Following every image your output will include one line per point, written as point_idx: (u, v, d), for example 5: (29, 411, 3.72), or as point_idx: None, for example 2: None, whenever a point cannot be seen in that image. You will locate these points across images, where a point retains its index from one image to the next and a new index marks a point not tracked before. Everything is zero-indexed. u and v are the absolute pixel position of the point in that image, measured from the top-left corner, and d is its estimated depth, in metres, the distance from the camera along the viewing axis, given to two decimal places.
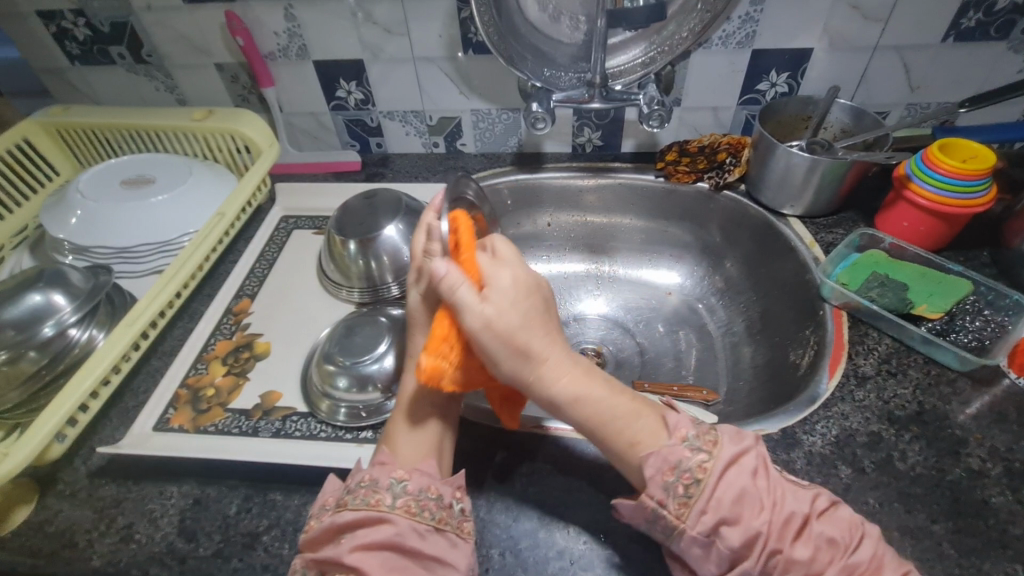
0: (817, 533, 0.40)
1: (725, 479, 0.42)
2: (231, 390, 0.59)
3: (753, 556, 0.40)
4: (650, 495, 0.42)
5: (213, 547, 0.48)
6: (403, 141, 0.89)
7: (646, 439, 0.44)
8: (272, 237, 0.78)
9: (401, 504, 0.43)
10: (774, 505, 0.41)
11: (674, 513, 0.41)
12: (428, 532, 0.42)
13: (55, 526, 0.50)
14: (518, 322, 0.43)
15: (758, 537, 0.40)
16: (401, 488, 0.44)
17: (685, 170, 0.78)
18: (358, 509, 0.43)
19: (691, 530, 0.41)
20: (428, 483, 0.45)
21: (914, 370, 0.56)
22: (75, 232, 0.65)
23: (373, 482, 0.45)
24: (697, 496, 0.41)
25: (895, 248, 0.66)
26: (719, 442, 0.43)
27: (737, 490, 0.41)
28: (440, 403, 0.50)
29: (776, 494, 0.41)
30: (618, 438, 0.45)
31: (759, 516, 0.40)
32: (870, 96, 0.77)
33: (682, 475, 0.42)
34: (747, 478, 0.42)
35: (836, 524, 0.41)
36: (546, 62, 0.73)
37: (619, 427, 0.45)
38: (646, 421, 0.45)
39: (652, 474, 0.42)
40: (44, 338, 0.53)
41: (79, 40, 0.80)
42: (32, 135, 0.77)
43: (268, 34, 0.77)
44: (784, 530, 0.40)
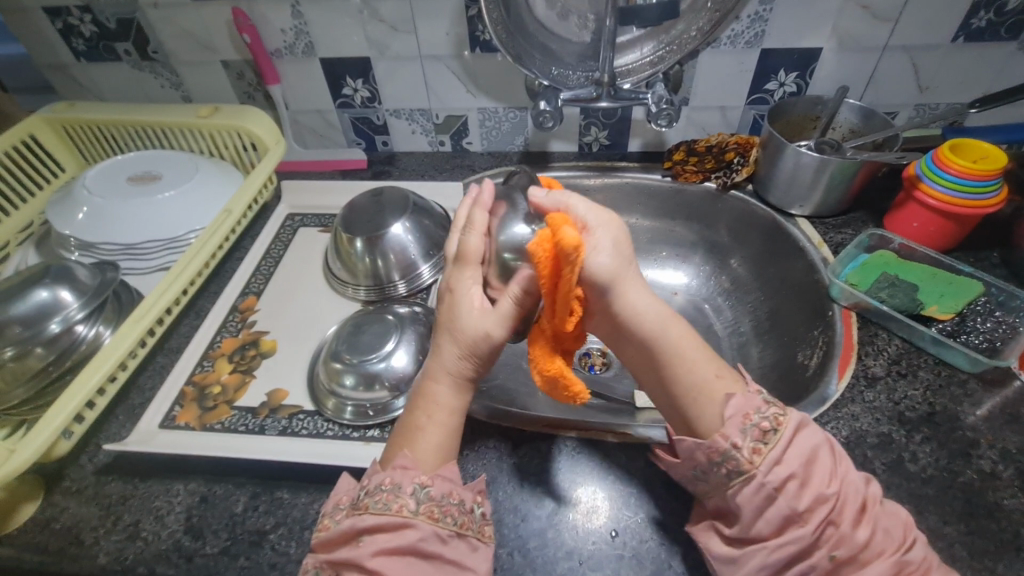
0: (877, 517, 0.40)
1: (802, 438, 0.41)
2: (238, 387, 0.59)
3: (810, 524, 0.39)
4: (726, 438, 0.41)
5: (220, 545, 0.47)
6: (409, 140, 0.89)
7: (727, 377, 0.44)
8: (278, 234, 0.78)
9: (424, 510, 0.42)
10: (842, 477, 0.40)
11: (745, 458, 0.41)
12: (450, 537, 0.42)
13: (61, 523, 0.50)
14: (611, 262, 0.40)
15: (825, 502, 0.39)
16: (424, 494, 0.42)
17: (693, 170, 0.78)
18: (380, 514, 0.41)
19: (760, 478, 0.40)
20: (450, 489, 0.44)
21: (924, 371, 0.56)
22: (82, 229, 0.65)
23: (395, 487, 0.42)
24: (773, 444, 0.41)
25: (904, 248, 0.65)
26: (790, 406, 0.43)
27: (810, 451, 0.41)
28: (458, 397, 0.47)
29: (841, 468, 0.41)
30: (699, 378, 0.43)
31: (830, 485, 0.40)
32: (879, 97, 0.76)
33: (761, 424, 0.41)
34: (821, 445, 0.41)
35: (892, 519, 0.40)
36: (554, 60, 0.73)
37: (701, 371, 0.43)
38: (720, 366, 0.45)
39: (732, 414, 0.42)
40: (51, 334, 0.53)
41: (85, 36, 0.79)
42: (37, 131, 0.77)
43: (275, 31, 0.77)
44: (846, 505, 0.39)
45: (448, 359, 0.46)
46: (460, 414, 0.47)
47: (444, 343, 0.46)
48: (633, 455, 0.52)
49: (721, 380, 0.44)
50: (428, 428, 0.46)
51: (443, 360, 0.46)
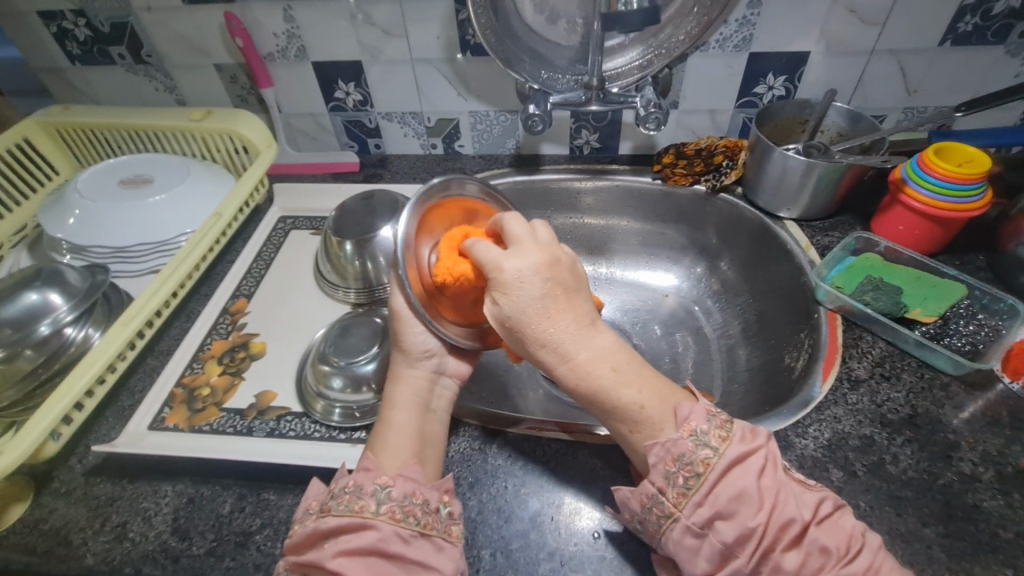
0: (813, 540, 0.40)
1: (725, 477, 0.41)
2: (226, 389, 0.60)
3: (745, 554, 0.39)
4: (652, 482, 0.42)
5: (206, 546, 0.48)
6: (402, 143, 0.89)
7: (647, 431, 0.44)
8: (270, 236, 0.78)
9: (385, 510, 0.43)
10: (773, 507, 0.40)
11: (671, 500, 0.42)
12: (412, 537, 0.42)
13: (50, 524, 0.50)
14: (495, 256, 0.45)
15: (751, 536, 0.39)
16: (385, 495, 0.44)
17: (682, 173, 0.78)
18: (342, 515, 0.42)
19: (685, 521, 0.41)
20: (413, 489, 0.45)
21: (907, 374, 0.56)
22: (74, 232, 0.65)
23: (357, 489, 0.44)
24: (697, 488, 0.41)
25: (890, 251, 0.66)
26: (728, 439, 0.42)
27: (738, 487, 0.40)
28: (417, 419, 0.50)
29: (777, 496, 0.40)
30: (614, 425, 0.45)
31: (756, 516, 0.40)
32: (868, 100, 0.77)
33: (683, 467, 0.42)
34: (750, 477, 0.41)
35: (835, 533, 0.40)
36: (543, 64, 0.73)
37: (619, 418, 0.44)
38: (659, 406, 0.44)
39: (655, 461, 0.42)
40: (41, 337, 0.54)
41: (78, 40, 0.80)
42: (31, 134, 0.77)
43: (267, 35, 0.77)
44: (780, 533, 0.40)
45: (407, 390, 0.51)
46: (424, 432, 0.49)
47: (398, 366, 0.52)
48: (617, 457, 0.52)
49: (636, 432, 0.44)
50: (393, 437, 0.48)
51: (401, 391, 0.51)
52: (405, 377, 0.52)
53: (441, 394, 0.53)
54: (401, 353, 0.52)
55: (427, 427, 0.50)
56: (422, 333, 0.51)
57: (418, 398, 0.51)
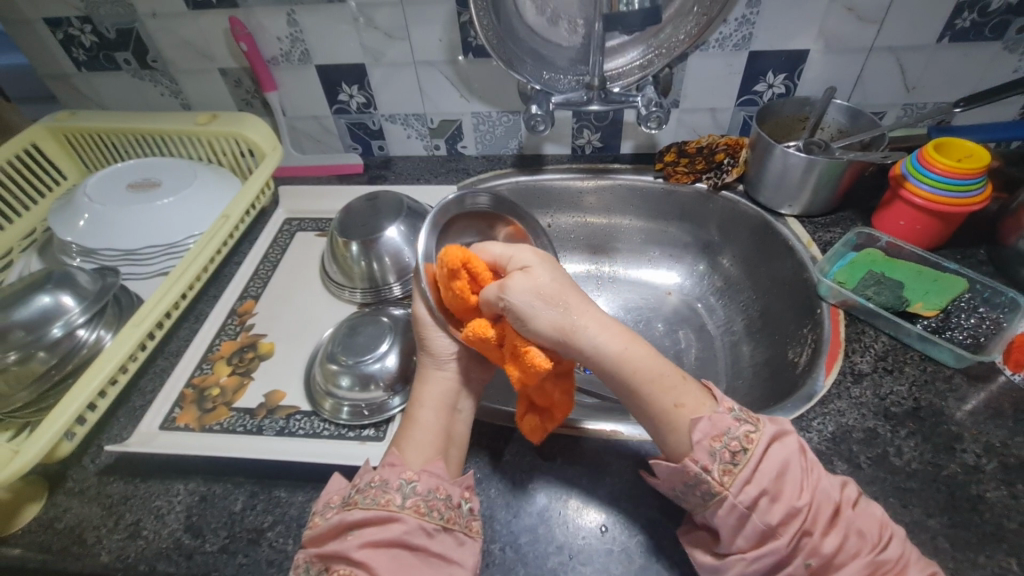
0: (850, 521, 0.41)
1: (769, 453, 0.42)
2: (236, 389, 0.60)
3: (786, 535, 0.40)
4: (695, 460, 0.43)
5: (219, 543, 0.49)
6: (405, 144, 0.90)
7: (688, 405, 0.45)
8: (276, 238, 0.79)
9: (411, 504, 0.44)
10: (813, 487, 0.41)
11: (717, 479, 0.42)
12: (436, 531, 0.43)
13: (65, 522, 0.51)
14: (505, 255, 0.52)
15: (797, 514, 0.40)
16: (410, 489, 0.45)
17: (684, 171, 0.79)
18: (367, 508, 0.43)
19: (733, 498, 0.41)
20: (437, 484, 0.45)
21: (910, 367, 0.57)
22: (83, 236, 0.66)
23: (383, 482, 0.45)
24: (743, 464, 0.42)
25: (891, 247, 0.66)
26: (761, 419, 0.44)
27: (779, 465, 0.42)
28: (445, 415, 0.51)
29: (813, 476, 0.42)
30: (659, 406, 0.45)
31: (800, 495, 0.41)
32: (867, 97, 0.77)
33: (729, 443, 0.43)
34: (792, 455, 0.42)
35: (865, 519, 0.41)
36: (545, 64, 0.74)
37: (663, 399, 0.45)
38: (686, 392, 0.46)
39: (699, 438, 0.43)
40: (53, 338, 0.54)
41: (85, 46, 0.81)
42: (39, 140, 0.78)
43: (271, 39, 0.78)
44: (819, 512, 0.41)
45: (435, 388, 0.52)
46: (449, 430, 0.50)
47: (427, 369, 0.53)
48: (624, 452, 0.53)
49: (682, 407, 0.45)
50: (420, 432, 0.49)
51: (428, 389, 0.52)
52: (432, 377, 0.53)
53: (468, 393, 0.54)
54: (427, 355, 0.54)
55: (453, 423, 0.51)
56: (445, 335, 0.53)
57: (448, 394, 0.52)
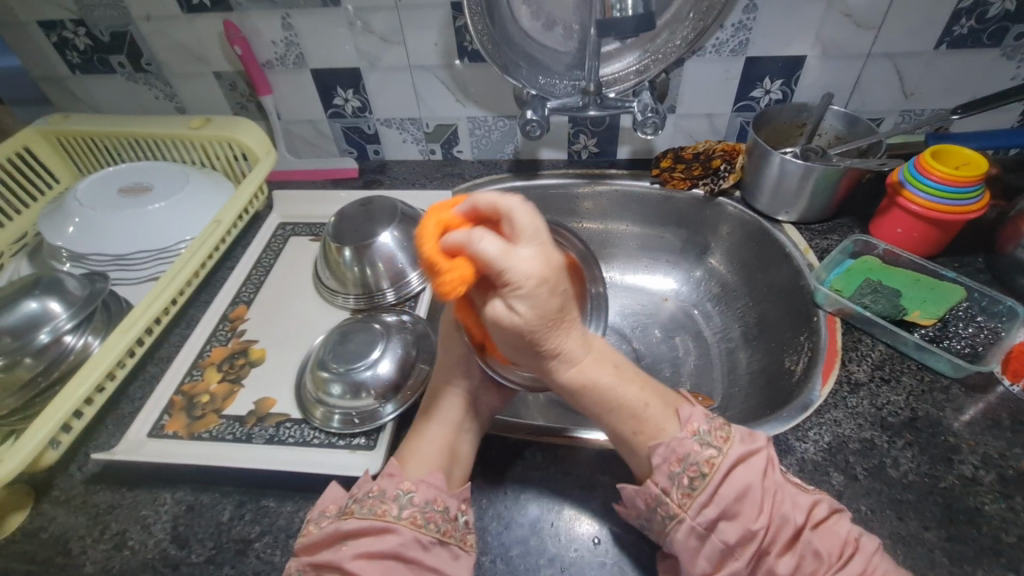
0: (808, 543, 0.40)
1: (729, 476, 0.42)
2: (226, 396, 0.60)
3: (744, 556, 0.41)
4: (655, 483, 0.43)
5: (205, 554, 0.48)
6: (400, 148, 0.90)
7: (648, 432, 0.45)
8: (270, 243, 0.78)
9: (407, 515, 0.43)
10: (772, 509, 0.41)
11: (676, 501, 0.42)
12: (432, 543, 0.43)
13: (49, 532, 0.50)
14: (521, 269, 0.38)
15: (753, 536, 0.41)
16: (407, 500, 0.44)
17: (681, 177, 0.78)
18: (364, 518, 0.43)
19: (691, 521, 0.41)
20: (435, 495, 0.45)
21: (907, 377, 0.56)
22: (73, 241, 0.65)
23: (381, 493, 0.44)
24: (701, 488, 0.42)
25: (889, 254, 0.66)
26: (730, 439, 0.44)
27: (740, 487, 0.41)
28: (451, 432, 0.50)
29: (774, 498, 0.41)
30: (619, 433, 0.46)
31: (757, 519, 0.41)
32: (865, 103, 0.77)
33: (689, 468, 0.43)
34: (755, 476, 0.42)
35: (826, 538, 0.40)
36: (541, 70, 0.74)
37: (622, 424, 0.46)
38: (652, 413, 0.45)
39: (660, 461, 0.44)
40: (40, 345, 0.54)
41: (79, 49, 0.81)
42: (32, 143, 0.78)
43: (266, 42, 0.78)
44: (777, 535, 0.41)
45: (446, 407, 0.51)
46: (456, 449, 0.49)
47: (441, 385, 0.53)
48: (618, 462, 0.52)
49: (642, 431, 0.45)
50: (423, 445, 0.49)
51: (438, 405, 0.52)
52: (442, 394, 0.52)
53: (477, 416, 0.53)
54: (446, 372, 0.53)
55: (460, 442, 0.50)
56: (464, 360, 0.52)
57: (457, 414, 0.51)
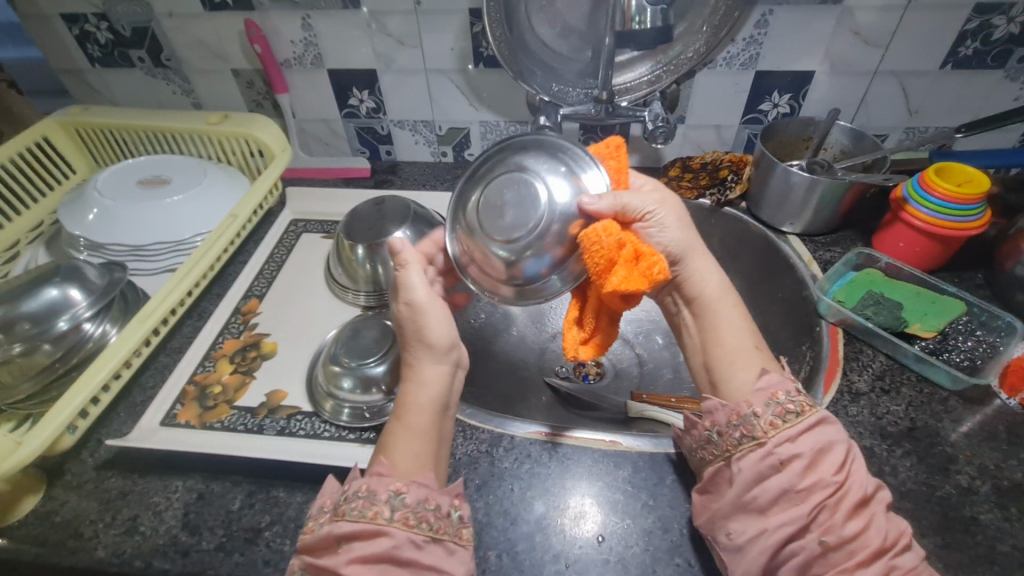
0: (873, 513, 0.40)
1: (817, 427, 0.43)
2: (238, 387, 0.61)
3: (807, 502, 0.41)
4: (748, 404, 0.45)
5: (216, 541, 0.49)
6: (412, 150, 0.91)
7: (762, 355, 0.48)
8: (282, 238, 0.80)
9: (399, 516, 0.42)
10: (849, 470, 0.42)
11: (761, 429, 0.44)
12: (425, 542, 0.42)
13: (61, 516, 0.51)
14: (679, 232, 0.49)
15: (827, 487, 0.41)
16: (398, 501, 0.43)
17: (688, 186, 0.80)
18: (355, 521, 0.42)
19: (772, 447, 0.43)
20: (426, 494, 0.44)
21: (907, 388, 0.57)
22: (91, 230, 0.66)
23: (371, 494, 0.43)
24: (792, 425, 0.43)
25: (890, 267, 0.67)
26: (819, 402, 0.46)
27: (823, 442, 0.42)
28: (435, 416, 0.48)
29: (852, 464, 0.42)
30: (732, 345, 0.48)
31: (835, 472, 0.41)
32: (871, 119, 0.79)
33: (786, 404, 0.44)
34: (840, 440, 0.43)
35: (888, 523, 0.40)
36: (554, 77, 0.75)
37: (735, 349, 0.48)
38: (761, 348, 0.49)
39: (763, 386, 0.45)
40: (59, 332, 0.55)
41: (100, 43, 0.82)
42: (51, 133, 0.79)
43: (285, 42, 0.79)
44: (846, 496, 0.40)
45: (427, 389, 0.49)
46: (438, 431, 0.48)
47: (418, 356, 0.50)
48: (623, 462, 0.53)
49: (758, 352, 0.48)
50: (406, 438, 0.47)
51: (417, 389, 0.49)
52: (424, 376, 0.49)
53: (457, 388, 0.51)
54: (424, 351, 0.50)
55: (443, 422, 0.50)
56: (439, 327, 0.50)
57: (439, 395, 0.49)
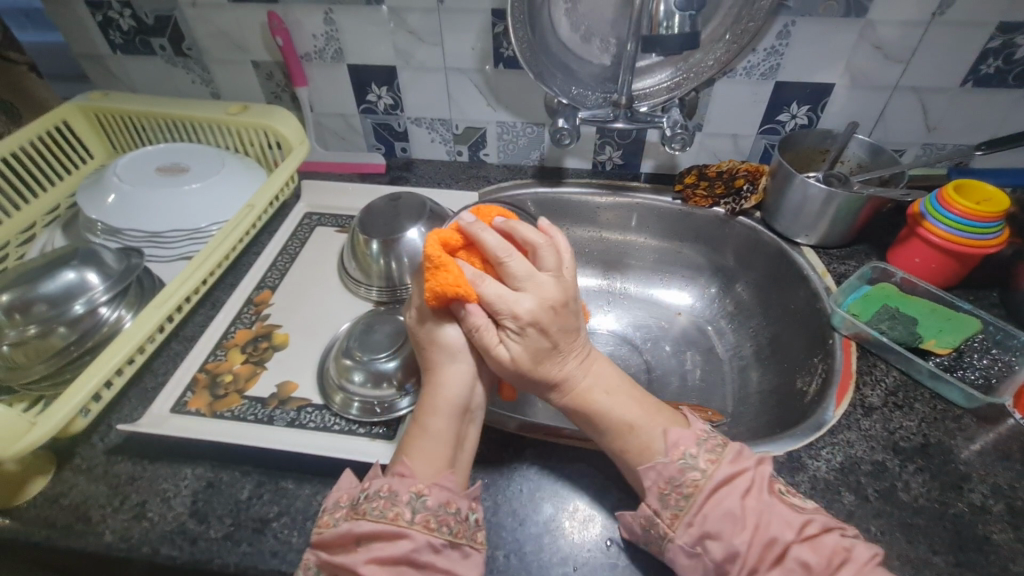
0: (796, 557, 0.41)
1: (711, 498, 0.44)
2: (249, 377, 0.61)
3: (736, 570, 0.42)
4: (647, 506, 0.45)
5: (224, 530, 0.49)
6: (428, 148, 0.92)
7: (637, 450, 0.48)
8: (296, 230, 0.80)
9: (420, 519, 0.43)
10: (755, 527, 0.42)
11: (665, 522, 0.44)
12: (443, 546, 0.43)
13: (70, 499, 0.51)
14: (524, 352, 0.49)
15: (737, 555, 0.42)
16: (420, 503, 0.44)
17: (703, 194, 0.80)
18: (376, 521, 0.43)
19: (675, 542, 0.43)
20: (447, 498, 0.45)
21: (920, 404, 0.57)
22: (108, 214, 0.66)
23: (393, 494, 0.44)
24: (687, 510, 0.44)
25: (906, 282, 0.67)
26: (717, 461, 0.45)
27: (721, 509, 0.43)
28: (457, 418, 0.49)
29: (758, 518, 0.43)
30: (619, 440, 0.49)
31: (739, 536, 0.42)
32: (889, 134, 0.79)
33: (675, 490, 0.45)
34: (735, 498, 0.44)
35: (819, 550, 0.41)
36: (573, 79, 0.75)
37: (616, 447, 0.49)
38: (645, 418, 0.49)
39: (651, 485, 0.46)
40: (75, 315, 0.55)
41: (122, 30, 0.82)
42: (70, 117, 0.79)
43: (306, 35, 0.79)
44: (763, 553, 0.42)
45: (451, 388, 0.50)
46: (460, 435, 0.49)
47: (439, 360, 0.51)
48: None
49: (634, 432, 0.49)
50: (432, 440, 0.48)
51: (443, 391, 0.50)
52: (448, 375, 0.50)
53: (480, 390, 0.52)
54: (440, 352, 0.51)
55: (465, 427, 0.50)
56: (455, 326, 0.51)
57: (461, 395, 0.50)
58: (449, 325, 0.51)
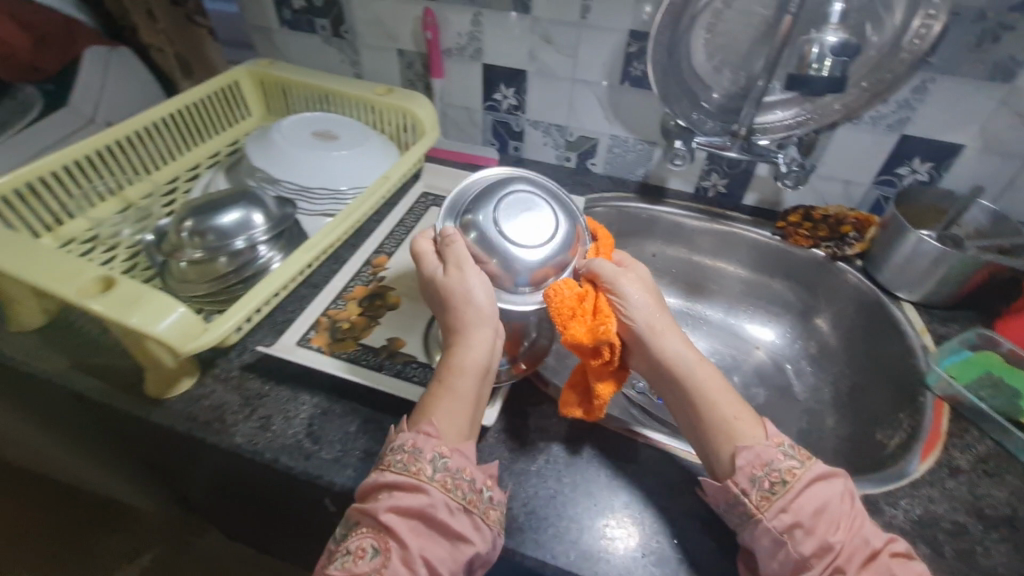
0: (884, 566, 0.42)
1: (807, 491, 0.45)
2: (363, 327, 0.68)
3: (818, 565, 0.42)
4: (736, 484, 0.46)
5: (334, 454, 0.55)
6: (539, 150, 0.97)
7: (741, 429, 0.49)
8: (413, 206, 0.87)
9: (440, 478, 0.45)
10: (851, 530, 0.43)
11: (753, 503, 0.46)
12: (457, 510, 0.45)
13: (210, 401, 0.59)
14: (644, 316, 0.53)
15: (831, 549, 0.42)
16: (442, 463, 0.46)
17: (804, 235, 0.81)
18: (398, 473, 0.45)
19: (764, 521, 0.44)
20: (465, 464, 0.47)
21: (1012, 477, 0.56)
22: (268, 165, 0.76)
23: (416, 450, 0.46)
24: (780, 494, 0.45)
25: (1014, 354, 0.64)
26: (811, 458, 0.47)
27: (820, 501, 0.44)
28: (478, 380, 0.51)
29: (852, 520, 0.44)
30: (721, 413, 0.50)
31: (835, 533, 0.43)
32: (1015, 203, 0.76)
33: (770, 473, 0.46)
34: (830, 495, 0.45)
35: (903, 570, 0.42)
36: (696, 105, 0.78)
37: (717, 422, 0.49)
38: (740, 409, 0.50)
39: (743, 464, 0.46)
40: (236, 249, 0.63)
41: (294, 8, 0.93)
42: (241, 79, 0.91)
43: (452, 33, 0.87)
44: (854, 552, 0.42)
45: (477, 350, 0.51)
46: (481, 396, 0.51)
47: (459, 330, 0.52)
48: None
49: (739, 421, 0.49)
50: (453, 402, 0.49)
51: (467, 356, 0.51)
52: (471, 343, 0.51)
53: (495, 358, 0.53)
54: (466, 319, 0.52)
55: (484, 387, 0.52)
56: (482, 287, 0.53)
57: (485, 357, 0.51)
58: (477, 285, 0.53)
